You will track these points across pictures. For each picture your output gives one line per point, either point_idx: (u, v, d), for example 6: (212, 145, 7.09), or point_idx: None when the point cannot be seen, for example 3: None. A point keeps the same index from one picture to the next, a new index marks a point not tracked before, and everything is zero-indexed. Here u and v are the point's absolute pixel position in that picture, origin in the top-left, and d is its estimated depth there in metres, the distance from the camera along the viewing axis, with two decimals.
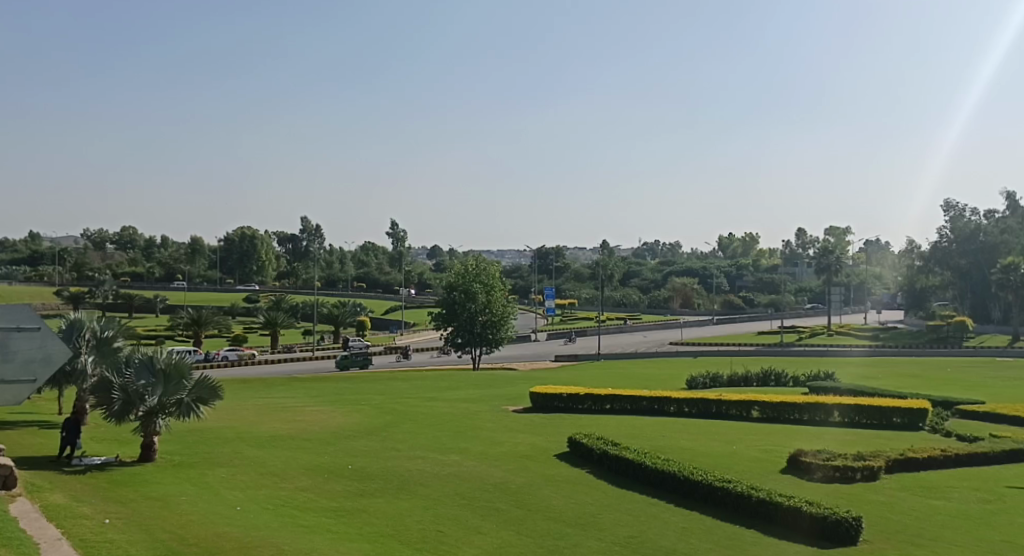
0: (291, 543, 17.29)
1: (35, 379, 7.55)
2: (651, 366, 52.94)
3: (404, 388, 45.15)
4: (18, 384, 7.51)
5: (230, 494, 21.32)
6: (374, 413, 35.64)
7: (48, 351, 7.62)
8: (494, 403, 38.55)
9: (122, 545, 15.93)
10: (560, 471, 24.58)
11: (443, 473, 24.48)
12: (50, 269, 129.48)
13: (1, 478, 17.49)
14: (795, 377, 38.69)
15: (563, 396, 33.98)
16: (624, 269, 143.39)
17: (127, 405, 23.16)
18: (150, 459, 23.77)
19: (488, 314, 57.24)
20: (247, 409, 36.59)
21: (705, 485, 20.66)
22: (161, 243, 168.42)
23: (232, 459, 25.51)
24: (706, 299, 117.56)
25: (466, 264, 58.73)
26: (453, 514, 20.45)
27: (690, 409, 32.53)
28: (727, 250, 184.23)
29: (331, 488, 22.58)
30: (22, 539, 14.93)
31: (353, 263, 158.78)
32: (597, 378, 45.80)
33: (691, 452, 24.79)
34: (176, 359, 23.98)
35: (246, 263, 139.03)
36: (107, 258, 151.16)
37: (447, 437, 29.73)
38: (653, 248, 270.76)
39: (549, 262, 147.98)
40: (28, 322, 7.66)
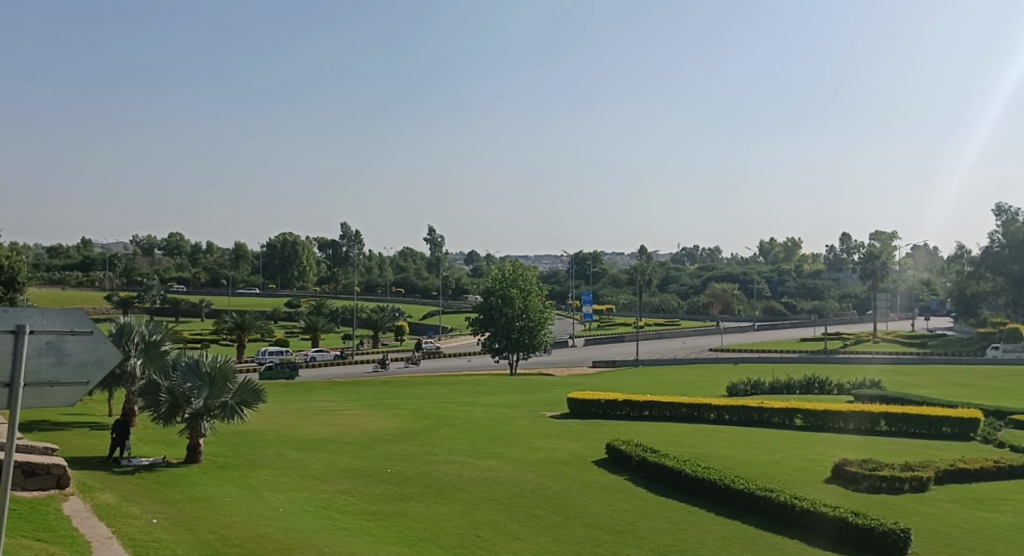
0: (332, 546, 17.50)
1: (87, 381, 8.00)
2: (690, 372, 52.64)
3: (443, 393, 45.41)
4: (72, 386, 8.00)
5: (272, 495, 21.65)
6: (413, 417, 35.94)
7: (100, 354, 8.04)
8: (532, 408, 38.64)
9: (168, 544, 16.24)
10: (598, 478, 24.57)
11: (481, 478, 24.61)
12: (100, 274, 132.26)
13: (54, 477, 17.81)
14: (839, 385, 38.20)
15: (601, 402, 34.04)
16: (663, 275, 142.54)
17: (173, 407, 23.62)
18: (195, 460, 24.19)
19: (526, 319, 57.34)
20: (289, 413, 37.11)
21: (746, 494, 20.54)
22: (206, 249, 171.02)
23: (274, 461, 25.89)
24: (747, 305, 116.44)
25: (503, 269, 59.00)
26: (491, 519, 20.56)
27: (731, 416, 32.34)
28: (769, 255, 182.02)
29: (369, 492, 22.81)
30: (75, 537, 15.24)
31: (392, 269, 159.92)
32: (635, 385, 45.61)
33: (732, 460, 24.65)
34: (221, 362, 24.39)
35: (288, 268, 140.72)
36: (155, 263, 153.95)
37: (484, 442, 29.89)
38: (692, 253, 269.30)
39: (588, 268, 147.75)
40: (81, 325, 8.05)
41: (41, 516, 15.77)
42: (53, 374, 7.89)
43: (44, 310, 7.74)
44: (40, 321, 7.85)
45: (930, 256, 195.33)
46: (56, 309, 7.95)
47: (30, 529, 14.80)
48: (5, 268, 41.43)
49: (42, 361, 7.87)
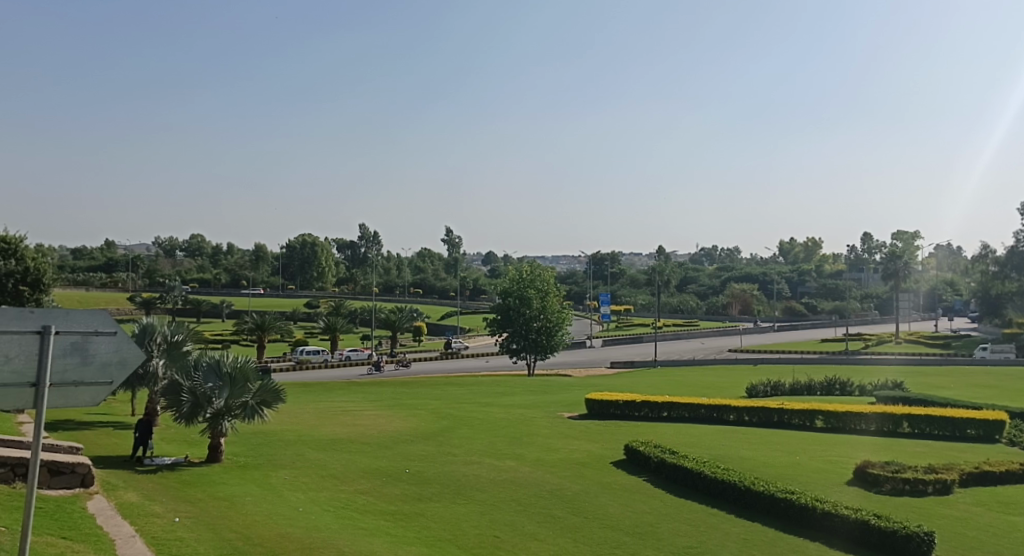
0: (352, 545, 17.59)
1: (111, 382, 8.09)
2: (709, 373, 52.46)
3: (461, 393, 45.51)
4: (96, 386, 8.09)
5: (292, 495, 21.76)
6: (431, 418, 36.05)
7: (123, 355, 8.13)
8: (550, 409, 38.65)
9: (191, 543, 16.36)
10: (616, 479, 24.57)
11: (500, 479, 24.65)
12: (123, 276, 133.58)
13: (79, 475, 17.99)
14: (861, 386, 38.00)
15: (619, 403, 34.00)
16: (681, 276, 142.19)
17: (195, 407, 23.82)
18: (216, 460, 24.37)
19: (543, 320, 57.37)
20: (308, 413, 37.32)
21: (767, 496, 20.47)
22: (226, 250, 172.09)
23: (294, 461, 26.04)
24: (766, 306, 115.95)
25: (520, 270, 59.09)
26: (510, 520, 20.60)
27: (750, 418, 32.21)
28: (789, 255, 180.84)
29: (388, 492, 22.88)
30: (99, 535, 15.39)
31: (411, 269, 160.40)
32: (654, 385, 45.53)
33: (752, 462, 24.55)
34: (242, 362, 24.61)
35: (307, 269, 141.63)
36: (177, 265, 155.27)
37: (503, 442, 29.90)
38: (711, 253, 268.42)
39: (605, 268, 147.74)
40: (105, 326, 8.15)
41: (66, 515, 15.94)
42: (78, 374, 7.99)
43: (69, 312, 7.86)
44: (65, 322, 7.97)
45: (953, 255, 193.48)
46: (79, 311, 8.05)
47: (55, 527, 14.97)
48: (31, 269, 41.91)
49: (67, 362, 7.97)
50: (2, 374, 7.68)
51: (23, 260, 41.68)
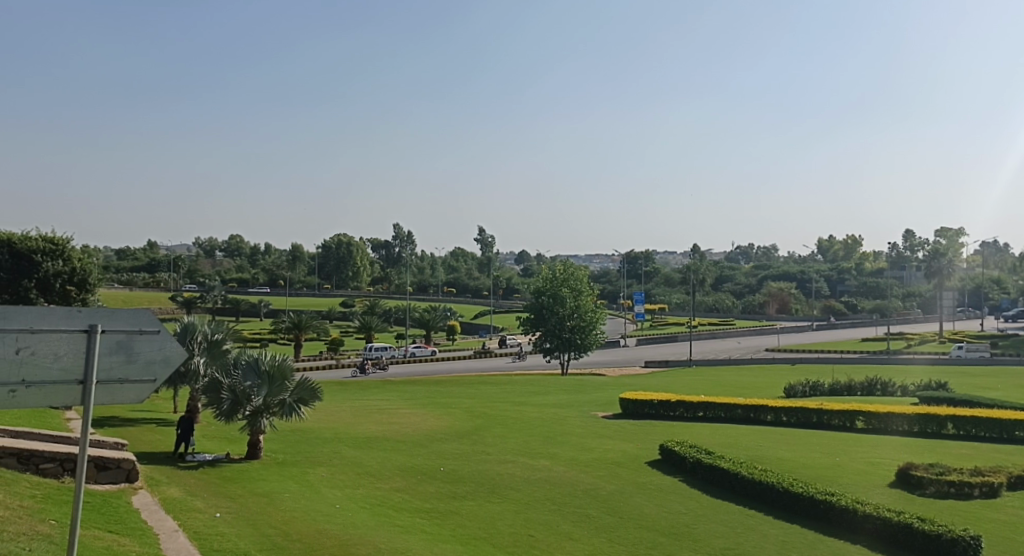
0: (388, 542, 17.71)
1: (155, 379, 8.26)
2: (745, 373, 52.01)
3: (496, 392, 45.62)
4: (141, 384, 8.27)
5: (329, 492, 21.96)
6: (466, 416, 36.16)
7: (167, 353, 8.30)
8: (584, 409, 38.59)
9: (232, 539, 16.60)
10: (651, 479, 24.49)
11: (534, 478, 24.69)
12: (165, 275, 135.66)
13: (124, 470, 18.29)
14: (902, 386, 37.50)
15: (654, 403, 33.90)
16: (717, 274, 141.24)
17: (235, 404, 24.14)
18: (255, 457, 24.66)
19: (577, 319, 57.23)
20: (345, 411, 37.68)
21: (805, 498, 20.28)
22: (264, 250, 174.01)
23: (331, 459, 26.26)
24: (805, 304, 114.72)
25: (554, 269, 59.14)
26: (545, 519, 20.60)
27: (788, 418, 31.91)
28: (828, 254, 178.49)
29: (423, 490, 23.00)
30: (144, 530, 15.63)
31: (444, 269, 161.05)
32: (689, 385, 45.30)
33: (791, 463, 24.33)
34: (280, 361, 24.83)
35: (342, 269, 142.91)
36: (216, 265, 157.36)
37: (536, 442, 29.94)
38: (747, 252, 266.32)
39: (639, 267, 147.34)
40: (149, 324, 8.30)
41: (112, 509, 16.26)
42: (123, 371, 8.16)
43: (113, 311, 8.01)
44: (110, 322, 8.13)
45: (997, 254, 189.71)
46: (124, 310, 8.18)
47: (102, 521, 15.26)
48: (77, 270, 42.72)
49: (113, 359, 8.13)
50: (51, 372, 7.84)
51: (70, 260, 42.60)
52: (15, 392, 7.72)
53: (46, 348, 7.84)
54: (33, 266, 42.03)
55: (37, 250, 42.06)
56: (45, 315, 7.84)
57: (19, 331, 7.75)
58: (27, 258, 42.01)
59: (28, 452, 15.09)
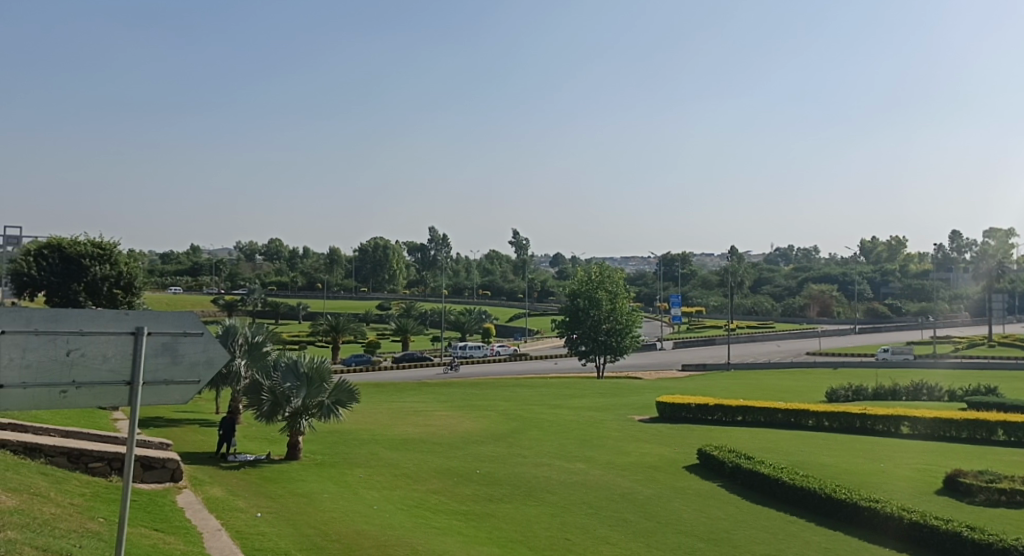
0: (426, 544, 17.77)
1: (199, 380, 8.39)
2: (785, 377, 51.47)
3: (531, 395, 45.57)
4: (185, 385, 8.39)
5: (367, 493, 22.11)
6: (502, 419, 36.18)
7: (210, 355, 8.40)
8: (621, 412, 38.40)
9: (273, 538, 16.77)
10: (690, 483, 24.27)
11: (571, 481, 24.64)
12: (207, 279, 137.85)
13: (168, 470, 18.53)
14: (948, 391, 36.77)
15: (691, 406, 33.70)
16: (755, 276, 139.79)
17: (275, 406, 24.36)
18: (295, 458, 24.84)
19: (613, 322, 57.00)
20: (382, 412, 37.92)
21: (848, 504, 20.03)
22: (302, 254, 175.64)
23: (369, 460, 26.43)
24: (848, 307, 112.98)
25: (590, 272, 59.03)
26: (582, 523, 20.54)
27: (830, 423, 31.53)
28: (872, 255, 175.66)
29: (460, 492, 23.06)
30: (188, 528, 15.82)
31: (480, 272, 161.61)
32: (728, 389, 44.95)
33: (834, 469, 23.99)
34: (318, 362, 25.04)
35: (379, 271, 143.99)
36: (256, 269, 159.58)
37: (573, 445, 29.88)
38: (787, 253, 263.78)
39: (675, 269, 146.56)
40: (193, 327, 8.41)
41: (159, 507, 16.50)
42: (168, 372, 8.29)
43: (159, 313, 8.12)
44: (157, 324, 8.25)
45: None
46: (168, 313, 8.31)
47: (147, 520, 15.47)
48: (124, 273, 43.40)
49: (159, 361, 8.26)
50: (101, 372, 8.00)
51: (116, 265, 43.33)
52: (66, 392, 7.88)
53: (95, 349, 7.98)
54: (82, 270, 42.95)
55: (85, 255, 43.01)
56: (93, 317, 7.99)
57: (69, 333, 7.88)
58: (76, 262, 42.98)
59: (78, 451, 15.36)
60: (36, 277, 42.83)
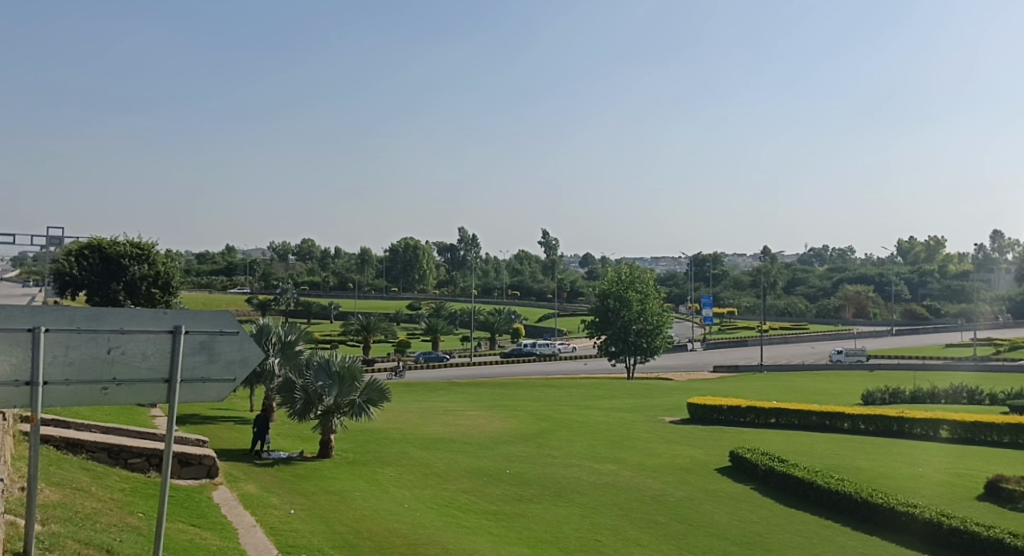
0: (456, 543, 17.78)
1: (235, 378, 8.41)
2: (818, 379, 50.85)
3: (561, 396, 45.51)
4: (221, 383, 8.42)
5: (398, 492, 22.16)
6: (531, 419, 36.15)
7: (246, 354, 8.43)
8: (652, 413, 38.17)
9: (306, 535, 16.87)
10: (722, 486, 24.07)
11: (600, 482, 24.52)
12: (242, 279, 139.37)
13: (204, 467, 18.72)
14: (988, 394, 36.15)
15: (723, 408, 33.50)
16: (788, 277, 138.44)
17: (307, 404, 24.53)
18: (327, 455, 24.99)
19: (643, 322, 56.66)
20: (412, 412, 38.02)
21: (886, 508, 19.74)
22: (334, 254, 176.90)
23: (399, 459, 26.53)
24: (884, 308, 111.41)
25: (620, 272, 58.87)
26: (612, 524, 20.44)
27: (866, 427, 31.15)
28: (910, 256, 172.95)
29: (490, 492, 23.06)
30: (223, 524, 15.96)
31: (509, 272, 161.72)
32: (762, 391, 44.49)
33: (870, 473, 23.67)
34: (350, 361, 25.20)
35: (409, 272, 144.57)
36: (289, 268, 160.81)
37: (603, 446, 29.78)
38: (821, 254, 261.02)
39: (707, 270, 145.58)
40: (229, 326, 8.44)
41: (195, 503, 16.66)
42: (204, 370, 8.35)
43: (197, 313, 8.18)
44: (194, 323, 8.31)
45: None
46: (204, 312, 8.37)
47: (185, 515, 15.63)
48: (161, 273, 44.01)
49: (195, 359, 8.32)
50: (140, 370, 8.08)
51: (155, 264, 43.94)
52: (107, 390, 7.99)
53: (135, 347, 8.07)
54: (122, 269, 43.57)
55: (124, 255, 43.62)
56: (132, 316, 8.06)
57: (110, 331, 7.98)
58: (115, 262, 43.58)
59: (118, 447, 15.54)
60: (77, 276, 43.56)
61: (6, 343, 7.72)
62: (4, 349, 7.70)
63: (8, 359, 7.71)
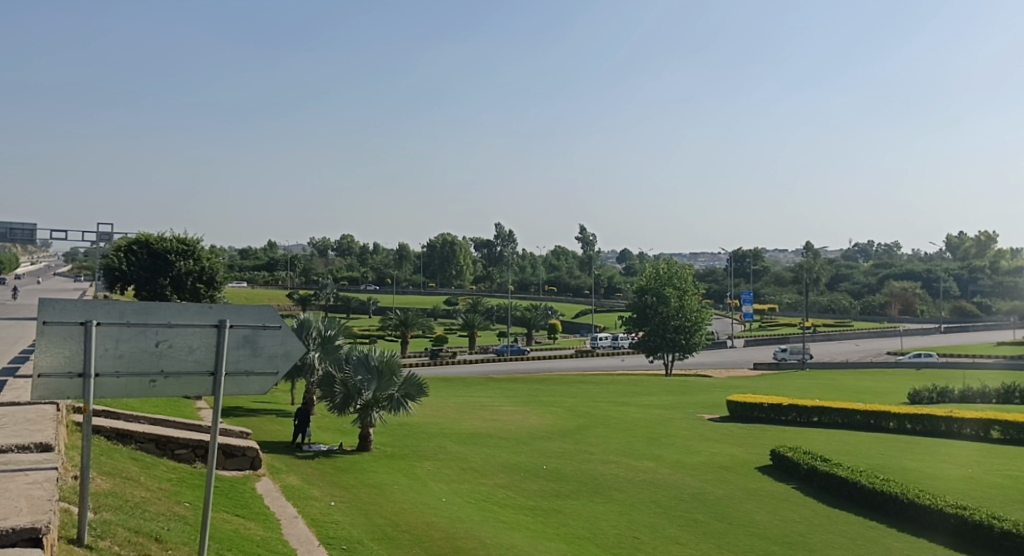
0: (493, 537, 17.78)
1: (277, 372, 8.41)
2: (862, 377, 50.06)
3: (599, 392, 45.32)
4: (264, 376, 8.41)
5: (436, 486, 22.21)
6: (568, 415, 36.04)
7: (289, 348, 8.45)
8: (690, 410, 37.85)
9: (346, 527, 16.97)
10: (763, 485, 23.80)
11: (638, 479, 24.35)
12: (283, 273, 140.98)
13: (248, 458, 18.89)
14: None
15: (764, 406, 33.18)
16: (831, 273, 136.58)
17: (346, 398, 24.65)
18: (366, 449, 25.08)
19: (682, 319, 56.23)
20: (450, 407, 38.10)
21: (936, 510, 19.31)
22: (372, 250, 178.17)
23: (438, 453, 26.57)
24: (932, 305, 109.35)
25: (658, 268, 58.49)
26: (650, 522, 20.29)
27: (913, 426, 30.59)
28: (959, 251, 169.68)
29: (527, 487, 23.03)
30: (266, 514, 16.08)
31: (546, 268, 161.73)
32: (803, 389, 43.89)
33: (916, 474, 23.22)
34: (389, 356, 25.35)
35: (446, 267, 145.30)
36: (329, 263, 162.30)
37: (641, 443, 29.59)
38: (866, 249, 257.37)
39: (747, 265, 144.18)
40: (272, 320, 8.45)
41: (239, 494, 16.81)
42: (249, 363, 8.34)
43: (241, 307, 8.17)
44: (238, 318, 8.30)
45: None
46: (248, 306, 8.38)
47: (229, 505, 15.77)
48: (206, 268, 44.51)
49: (240, 353, 8.32)
50: (187, 363, 8.12)
51: (199, 260, 44.47)
52: (156, 382, 8.06)
53: (182, 341, 8.11)
54: (168, 265, 44.22)
55: (170, 251, 44.33)
56: (178, 311, 8.10)
57: (158, 325, 8.05)
58: (162, 257, 44.31)
59: (165, 437, 15.76)
60: (126, 271, 44.35)
61: (60, 336, 7.84)
62: (58, 341, 7.82)
63: (62, 351, 7.84)
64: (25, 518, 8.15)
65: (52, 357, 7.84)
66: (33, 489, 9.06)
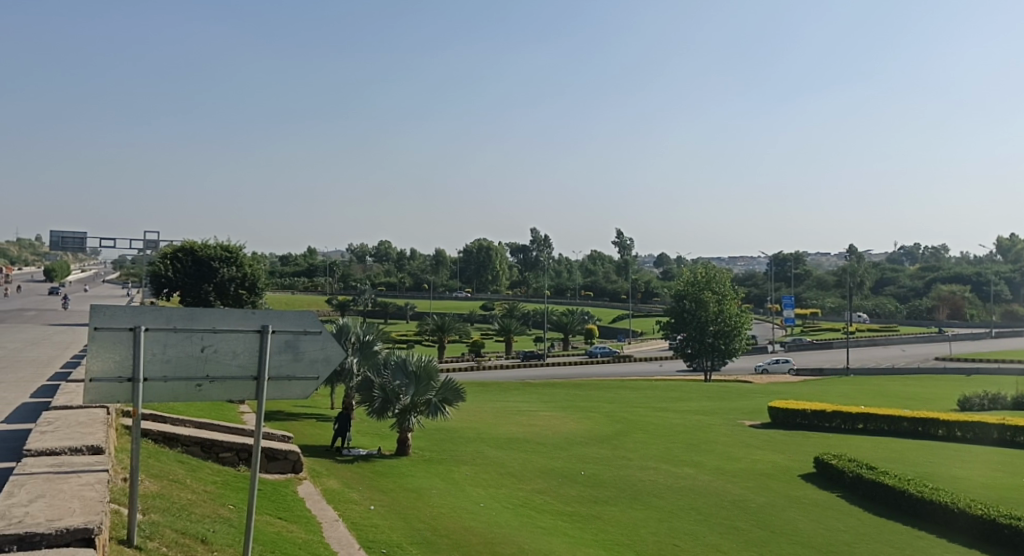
0: (532, 543, 17.64)
1: (318, 376, 8.38)
2: (907, 383, 49.15)
3: (636, 397, 44.97)
4: (305, 381, 8.37)
5: (474, 491, 22.13)
6: (606, 421, 35.77)
7: (328, 353, 8.44)
8: (730, 416, 37.35)
9: (385, 530, 16.97)
10: (807, 493, 23.39)
11: (678, 485, 24.08)
12: (322, 279, 142.10)
13: (290, 462, 18.95)
14: None
15: (806, 413, 32.69)
16: (875, 277, 134.33)
17: (385, 402, 24.69)
18: (404, 453, 25.08)
19: (720, 324, 55.59)
20: (487, 412, 37.99)
21: (989, 520, 18.79)
22: (410, 255, 178.89)
23: (476, 458, 26.49)
24: (981, 309, 107.13)
25: (696, 273, 57.92)
26: (691, 529, 20.03)
27: (962, 433, 29.84)
28: (1009, 253, 165.93)
29: (565, 493, 22.88)
30: (308, 518, 16.10)
31: (582, 273, 161.28)
32: (847, 395, 43.20)
33: (967, 482, 22.65)
34: (426, 360, 25.35)
35: (482, 272, 145.30)
36: (367, 269, 163.50)
37: (680, 449, 29.25)
38: (911, 254, 253.48)
39: (788, 269, 142.19)
40: (313, 325, 8.42)
41: (281, 497, 16.89)
42: (291, 368, 8.33)
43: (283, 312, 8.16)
44: (280, 322, 8.30)
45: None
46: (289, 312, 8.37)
47: (271, 508, 15.83)
48: (248, 274, 44.94)
49: (282, 358, 8.31)
50: (231, 367, 8.12)
51: (242, 266, 44.97)
52: (201, 386, 8.08)
53: (227, 346, 8.11)
54: (212, 271, 44.82)
55: (214, 257, 44.95)
56: (222, 315, 8.12)
57: (203, 330, 8.07)
58: (206, 264, 44.93)
59: (210, 441, 15.87)
60: (171, 277, 45.17)
61: (110, 340, 7.90)
62: (108, 346, 7.89)
63: (112, 355, 7.90)
64: (79, 517, 8.22)
65: (104, 361, 7.90)
66: (85, 490, 9.15)
